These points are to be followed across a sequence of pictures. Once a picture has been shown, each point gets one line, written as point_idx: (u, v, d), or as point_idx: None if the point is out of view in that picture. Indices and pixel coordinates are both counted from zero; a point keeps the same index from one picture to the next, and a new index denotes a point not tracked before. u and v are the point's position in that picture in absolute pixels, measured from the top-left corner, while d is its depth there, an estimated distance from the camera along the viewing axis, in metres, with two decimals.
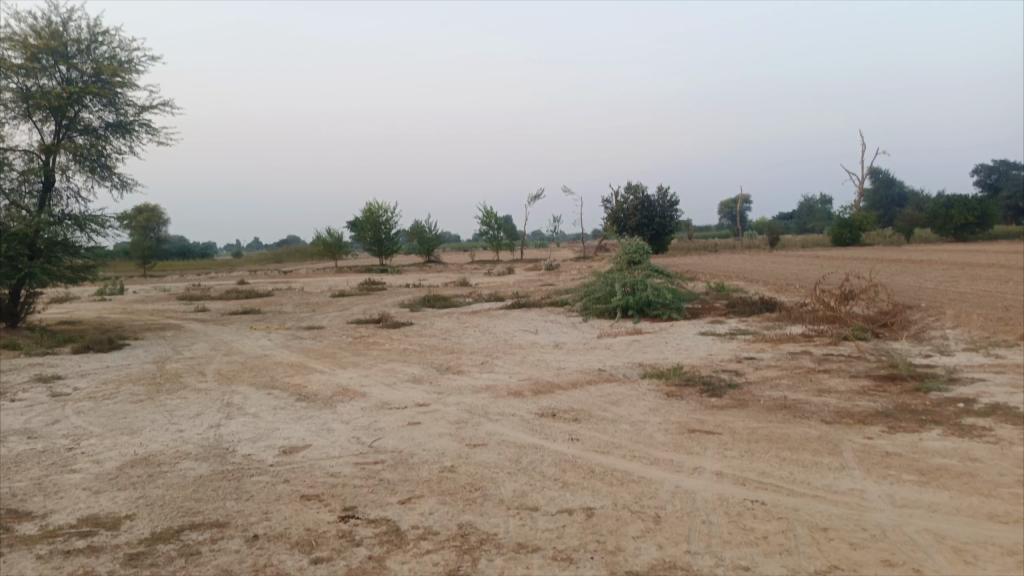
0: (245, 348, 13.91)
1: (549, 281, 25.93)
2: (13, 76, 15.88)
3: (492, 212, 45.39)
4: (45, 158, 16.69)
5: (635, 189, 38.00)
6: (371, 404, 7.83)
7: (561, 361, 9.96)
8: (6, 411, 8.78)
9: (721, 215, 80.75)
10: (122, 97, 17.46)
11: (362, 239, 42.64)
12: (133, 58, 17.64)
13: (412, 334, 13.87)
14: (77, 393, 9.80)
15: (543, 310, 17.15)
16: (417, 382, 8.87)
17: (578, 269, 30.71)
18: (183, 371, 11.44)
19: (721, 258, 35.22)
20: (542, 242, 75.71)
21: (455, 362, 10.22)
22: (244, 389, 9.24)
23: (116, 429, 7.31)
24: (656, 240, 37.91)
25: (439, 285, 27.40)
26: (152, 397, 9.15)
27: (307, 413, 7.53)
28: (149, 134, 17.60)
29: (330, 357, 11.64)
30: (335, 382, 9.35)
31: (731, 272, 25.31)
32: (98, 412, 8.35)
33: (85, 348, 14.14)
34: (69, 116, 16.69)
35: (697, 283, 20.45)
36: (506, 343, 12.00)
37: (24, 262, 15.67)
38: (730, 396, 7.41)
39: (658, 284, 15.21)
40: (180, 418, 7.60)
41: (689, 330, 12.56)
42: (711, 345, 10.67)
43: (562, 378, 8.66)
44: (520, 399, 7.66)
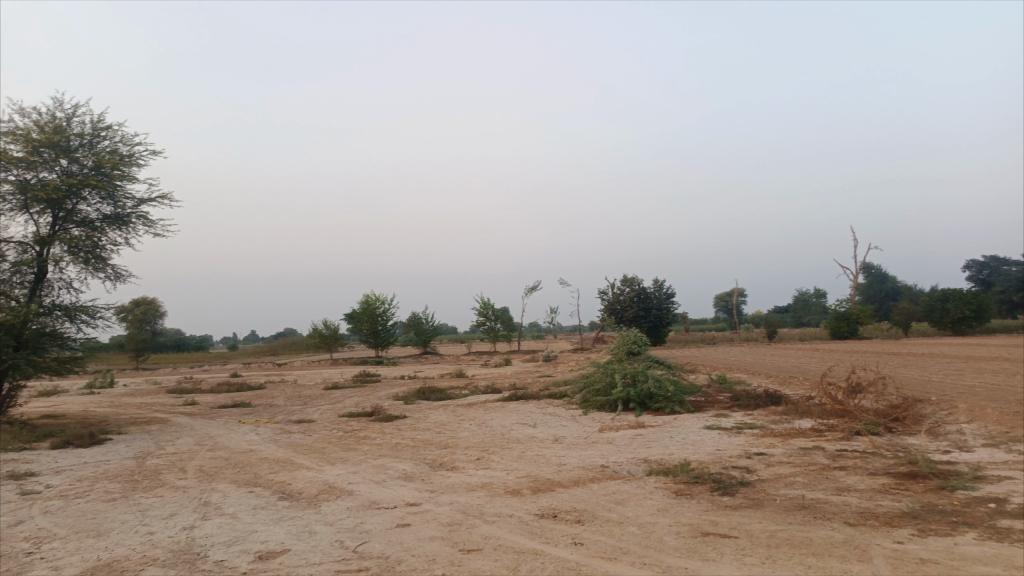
0: (232, 442, 13.32)
1: (548, 373, 25.46)
2: (13, 168, 15.98)
3: (488, 304, 45.33)
4: (40, 249, 16.61)
5: (631, 282, 38.21)
6: (358, 503, 7.32)
7: (561, 456, 9.47)
8: None
9: (718, 309, 80.93)
10: (121, 189, 17.57)
11: (358, 331, 42.37)
12: (134, 151, 17.85)
13: (406, 428, 13.34)
14: (48, 492, 9.23)
15: (541, 403, 16.64)
16: (408, 480, 8.35)
17: (577, 360, 30.28)
18: (163, 467, 10.86)
19: (721, 350, 34.87)
20: (540, 334, 75.60)
21: (449, 458, 9.70)
22: (224, 487, 8.70)
23: (82, 531, 6.77)
24: (655, 333, 37.63)
25: (436, 377, 26.90)
26: (126, 496, 8.59)
27: (289, 514, 7.01)
28: (147, 225, 17.60)
29: (319, 452, 11.10)
30: (321, 479, 8.82)
31: (733, 365, 24.90)
32: (66, 512, 7.80)
33: (64, 443, 13.55)
34: (67, 207, 16.74)
35: (699, 376, 20.00)
36: (503, 437, 11.49)
37: (9, 354, 15.28)
38: (742, 495, 6.92)
39: (660, 376, 14.83)
40: (152, 519, 7.06)
41: (694, 424, 12.09)
42: (718, 440, 10.18)
43: (562, 475, 8.16)
44: (518, 497, 7.16)
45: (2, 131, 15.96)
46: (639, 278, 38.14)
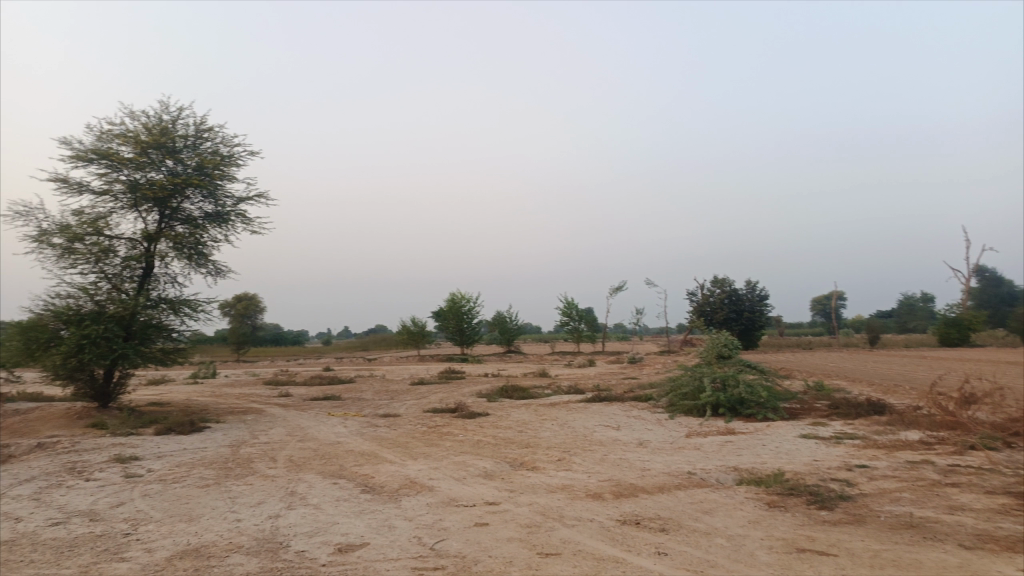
0: (320, 434, 13.65)
1: (633, 375, 24.96)
2: (124, 169, 16.98)
3: (573, 303, 45.05)
4: (147, 245, 17.59)
5: (721, 283, 37.09)
6: (438, 500, 7.28)
7: (646, 461, 9.17)
8: (77, 491, 8.69)
9: (814, 312, 77.57)
10: (221, 188, 18.38)
11: (444, 329, 42.97)
12: (233, 152, 18.64)
13: (488, 426, 13.30)
14: (148, 475, 9.68)
15: (626, 405, 16.28)
16: (489, 479, 8.26)
17: (664, 363, 29.58)
18: (255, 456, 11.22)
19: (817, 355, 33.31)
20: (626, 335, 74.63)
21: (531, 458, 9.56)
22: (310, 478, 8.86)
23: (176, 515, 7.01)
24: (746, 336, 36.36)
25: (520, 376, 26.88)
26: (218, 482, 8.88)
27: (370, 507, 7.03)
28: (244, 223, 18.34)
29: (402, 447, 11.19)
30: (403, 473, 8.86)
31: (831, 371, 23.68)
32: (163, 496, 8.12)
33: (166, 430, 14.25)
34: (172, 206, 17.66)
35: (793, 382, 19.10)
36: (586, 439, 11.26)
37: (118, 344, 16.25)
38: (842, 510, 6.45)
39: (751, 381, 14.22)
40: (241, 506, 7.25)
41: (788, 432, 11.49)
42: (815, 450, 9.59)
43: (646, 481, 7.87)
44: (599, 502, 6.93)
45: (114, 134, 16.98)
46: (730, 279, 36.99)
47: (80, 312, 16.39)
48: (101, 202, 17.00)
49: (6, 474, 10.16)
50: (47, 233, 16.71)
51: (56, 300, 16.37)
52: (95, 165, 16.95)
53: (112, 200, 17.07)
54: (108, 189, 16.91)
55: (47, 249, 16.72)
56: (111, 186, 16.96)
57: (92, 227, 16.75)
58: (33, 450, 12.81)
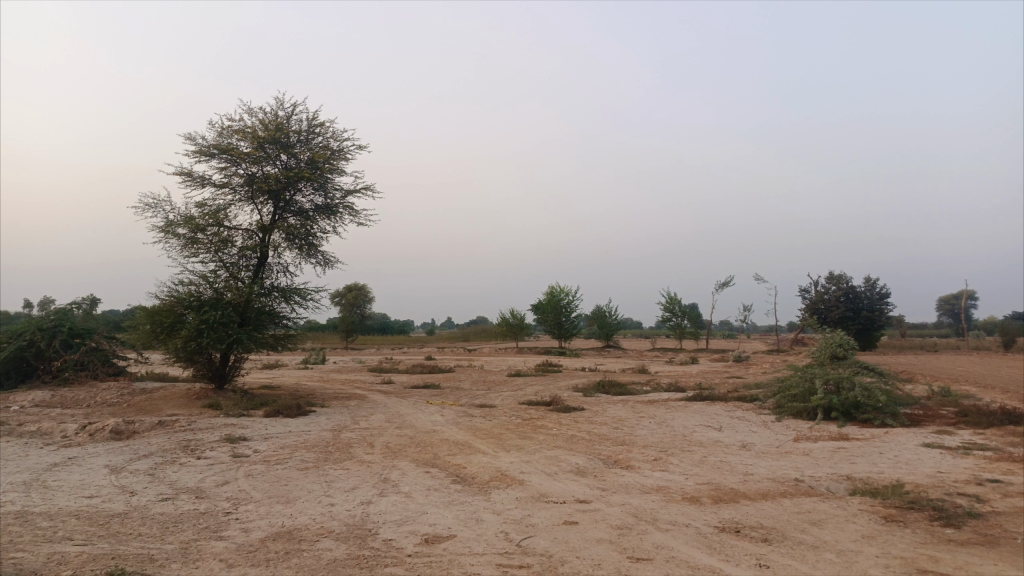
0: (418, 422, 13.84)
1: (739, 373, 23.99)
2: (242, 163, 17.83)
3: (676, 298, 43.95)
4: (262, 235, 18.41)
5: (837, 280, 35.15)
6: (527, 494, 7.13)
7: (749, 465, 8.68)
8: (189, 468, 9.14)
9: (940, 313, 72.28)
10: (331, 181, 18.97)
11: (543, 322, 42.97)
12: (343, 146, 19.19)
13: (584, 421, 13.07)
14: (254, 456, 10.08)
15: (729, 405, 15.60)
16: (581, 475, 8.04)
17: (772, 362, 28.30)
18: (354, 441, 11.49)
19: (944, 359, 30.93)
20: (732, 333, 72.26)
21: (626, 455, 9.26)
22: (404, 465, 8.93)
23: (274, 496, 7.22)
24: (863, 337, 34.27)
25: (619, 371, 26.42)
26: (317, 466, 9.11)
27: (459, 498, 6.97)
28: (352, 215, 18.87)
29: (495, 439, 11.14)
30: (495, 465, 8.78)
31: (960, 376, 21.86)
32: (265, 477, 8.41)
33: (275, 412, 14.88)
34: (285, 198, 18.39)
35: (916, 386, 17.73)
36: (685, 438, 10.82)
37: (233, 329, 17.10)
38: (972, 529, 5.80)
39: (868, 384, 13.28)
40: (336, 490, 7.38)
41: (909, 440, 10.62)
42: (940, 461, 8.78)
43: (748, 486, 7.41)
44: (697, 506, 6.58)
45: (233, 130, 17.84)
46: (847, 275, 35.01)
47: (200, 298, 17.36)
48: (221, 195, 17.92)
49: (130, 448, 10.88)
50: (173, 224, 17.79)
51: (179, 286, 17.41)
52: (215, 159, 17.88)
53: (230, 192, 17.96)
54: (227, 182, 17.81)
55: (172, 239, 17.81)
56: (229, 180, 17.86)
57: (212, 218, 17.69)
58: (155, 427, 13.69)
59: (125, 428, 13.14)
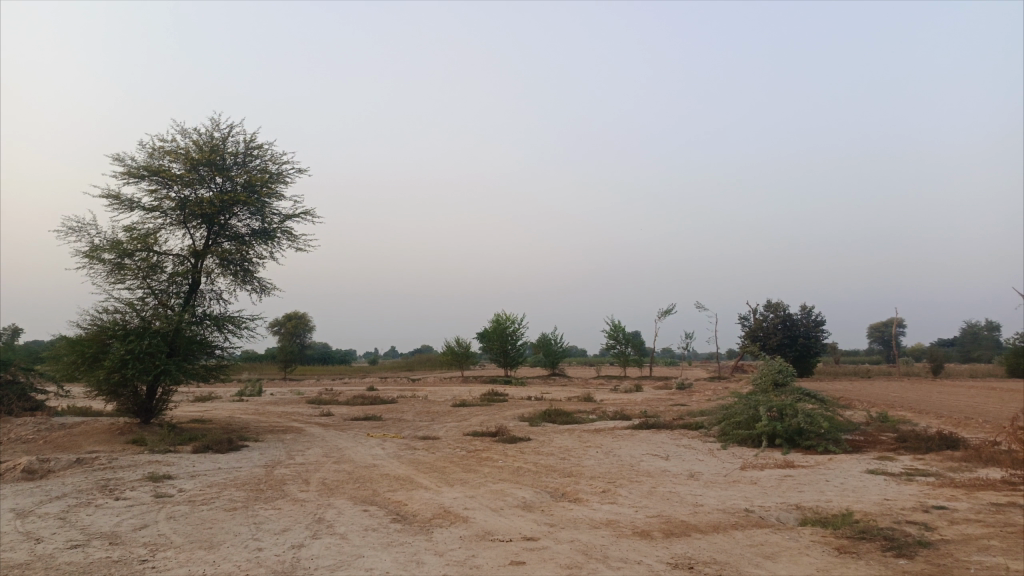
0: (357, 456, 13.28)
1: (683, 401, 24.06)
2: (174, 185, 17.12)
3: (620, 326, 44.22)
4: (194, 261, 17.66)
5: (775, 308, 35.95)
6: (471, 532, 6.76)
7: (698, 495, 8.50)
8: (105, 511, 8.45)
9: (872, 340, 74.77)
10: (269, 206, 18.39)
11: (489, 350, 42.61)
12: (281, 170, 18.67)
13: (530, 452, 12.74)
14: (178, 496, 9.40)
15: (675, 433, 15.50)
16: (527, 510, 7.71)
17: (715, 389, 28.55)
18: (289, 478, 10.88)
19: (877, 385, 31.75)
20: (674, 361, 73.14)
21: (573, 488, 8.98)
22: (341, 503, 8.44)
23: (197, 541, 6.66)
24: (801, 364, 34.96)
25: (565, 400, 26.22)
26: (247, 505, 8.53)
27: (399, 539, 6.55)
28: (290, 240, 18.30)
29: (438, 472, 10.71)
30: (437, 501, 8.37)
31: (895, 401, 22.39)
32: (188, 519, 7.80)
33: (205, 448, 14.09)
34: (220, 222, 17.73)
35: (854, 412, 18.00)
36: (633, 469, 10.62)
37: (161, 359, 16.23)
38: (924, 560, 5.71)
39: (811, 410, 13.38)
40: (265, 532, 6.86)
41: (853, 467, 10.65)
42: (885, 488, 8.78)
43: (698, 518, 7.21)
44: (648, 541, 6.33)
45: (165, 151, 17.15)
46: (784, 303, 35.83)
47: (126, 327, 16.45)
48: (151, 218, 17.15)
49: (40, 490, 10.04)
50: (98, 248, 16.90)
51: (103, 315, 16.48)
52: (145, 181, 17.13)
53: (160, 216, 17.20)
54: (157, 205, 17.06)
55: (97, 264, 16.90)
56: (160, 203, 17.11)
57: (141, 243, 16.89)
58: (72, 466, 12.77)
59: (38, 467, 12.20)
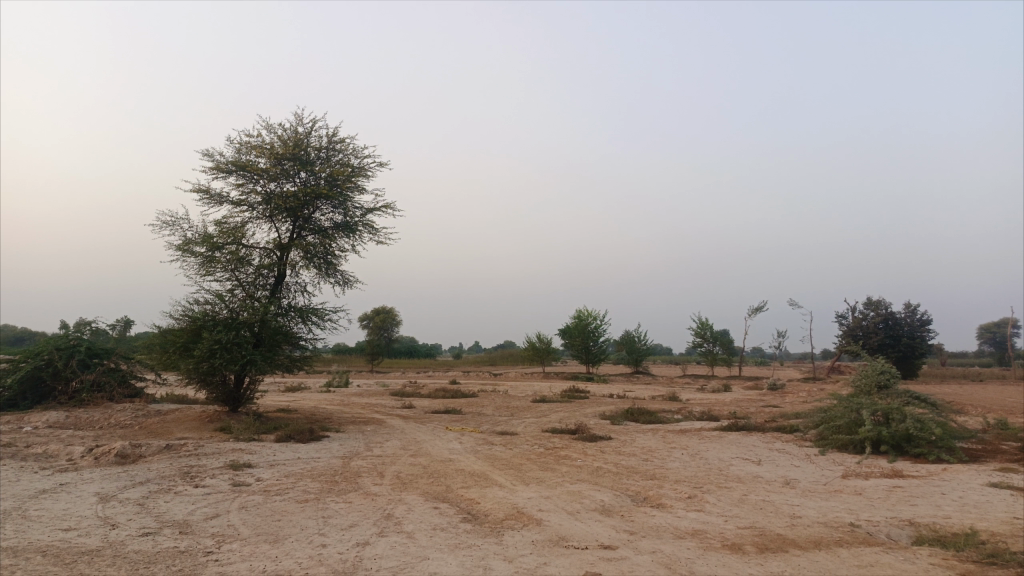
0: (434, 450, 13.08)
1: (774, 402, 22.85)
2: (260, 179, 17.45)
3: (707, 323, 42.72)
4: (280, 254, 17.96)
5: (876, 305, 33.82)
6: (544, 537, 6.31)
7: (795, 505, 7.77)
8: (182, 499, 8.48)
9: (982, 341, 69.76)
10: (350, 199, 18.50)
11: (570, 347, 42.05)
12: (363, 164, 18.72)
13: (611, 451, 12.18)
14: (255, 485, 9.39)
15: (767, 436, 14.57)
16: (606, 515, 7.19)
17: (810, 390, 27.03)
18: (363, 470, 10.74)
19: (991, 389, 29.35)
20: (764, 360, 70.42)
21: (656, 492, 8.39)
22: (411, 499, 8.16)
23: (263, 534, 6.49)
24: (905, 366, 32.73)
25: (648, 398, 25.41)
26: (319, 498, 8.38)
27: (468, 540, 6.17)
28: (371, 234, 18.34)
29: (514, 469, 10.33)
30: (510, 501, 7.96)
31: (1015, 407, 20.49)
32: (259, 510, 7.70)
33: (286, 437, 14.24)
34: (304, 216, 17.94)
35: (969, 418, 16.49)
36: (721, 473, 9.91)
37: (247, 349, 16.53)
38: None
39: (920, 415, 12.26)
40: (331, 528, 6.62)
41: (973, 478, 9.58)
42: (1013, 504, 7.76)
43: (796, 532, 6.50)
44: (739, 556, 5.72)
45: (251, 146, 17.48)
46: (885, 301, 33.66)
47: (216, 317, 16.87)
48: (238, 212, 17.55)
49: (127, 474, 10.28)
50: (190, 242, 17.41)
51: (194, 306, 16.97)
52: (233, 176, 17.53)
53: (248, 210, 17.57)
54: (244, 199, 17.43)
55: (189, 257, 17.42)
56: (247, 197, 17.48)
57: (230, 236, 17.29)
58: (162, 451, 13.13)
59: (131, 452, 12.60)
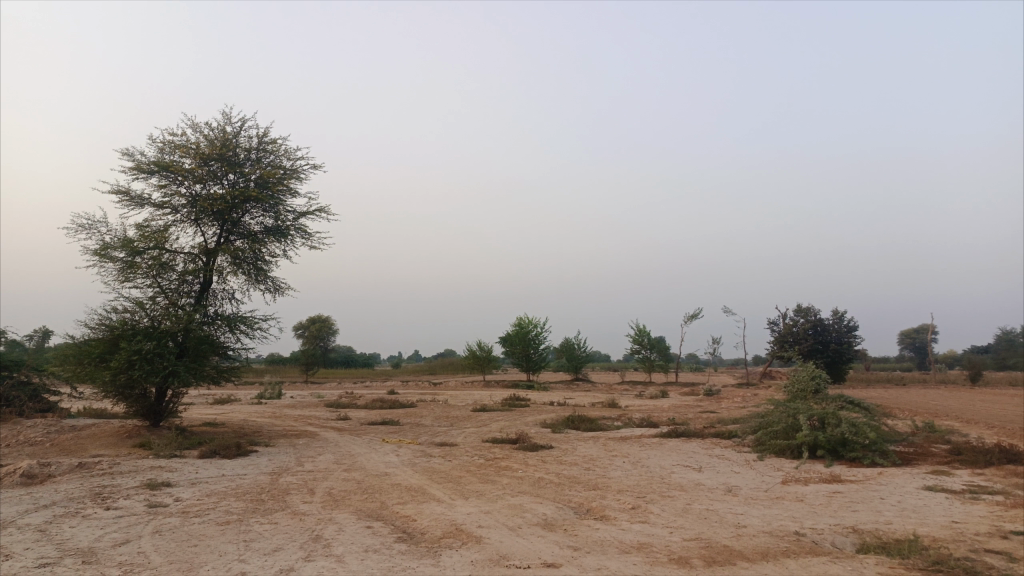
0: (369, 464, 12.55)
1: (711, 408, 23.04)
2: (185, 181, 16.60)
3: (644, 330, 43.13)
4: (206, 259, 17.13)
5: (806, 312, 34.69)
6: (484, 556, 5.95)
7: (739, 514, 7.63)
8: (89, 524, 7.77)
9: (903, 347, 72.75)
10: (282, 202, 17.80)
11: (511, 355, 41.79)
12: (295, 166, 18.05)
13: (552, 461, 11.90)
14: (173, 506, 8.72)
15: (706, 442, 14.56)
16: (548, 530, 6.88)
17: (745, 395, 27.44)
18: (293, 487, 10.15)
19: (915, 392, 30.40)
20: (699, 366, 71.68)
21: (599, 504, 8.14)
22: (343, 518, 7.68)
23: (177, 561, 5.94)
24: (834, 371, 33.63)
25: (588, 406, 25.33)
26: (243, 519, 7.81)
27: (402, 563, 5.76)
28: (304, 238, 17.69)
29: (453, 483, 9.93)
30: (449, 517, 7.57)
31: (939, 410, 21.18)
32: (175, 534, 7.09)
33: (211, 453, 13.47)
34: (232, 219, 17.15)
35: (898, 422, 16.88)
36: (664, 482, 9.75)
37: (169, 360, 15.65)
38: None
39: (854, 419, 12.42)
40: (253, 553, 6.11)
41: (908, 482, 9.68)
42: (950, 508, 7.81)
43: (742, 543, 6.33)
44: (686, 571, 5.49)
45: (176, 145, 16.61)
46: (815, 308, 34.57)
47: (135, 326, 15.92)
48: (161, 215, 16.64)
49: (30, 497, 9.44)
50: (109, 246, 16.39)
51: (112, 315, 15.97)
52: (155, 177, 16.61)
53: (171, 213, 16.68)
54: (167, 201, 16.54)
55: (107, 263, 16.39)
56: (170, 199, 16.59)
57: (152, 240, 16.36)
58: (73, 470, 12.21)
59: (38, 471, 11.65)
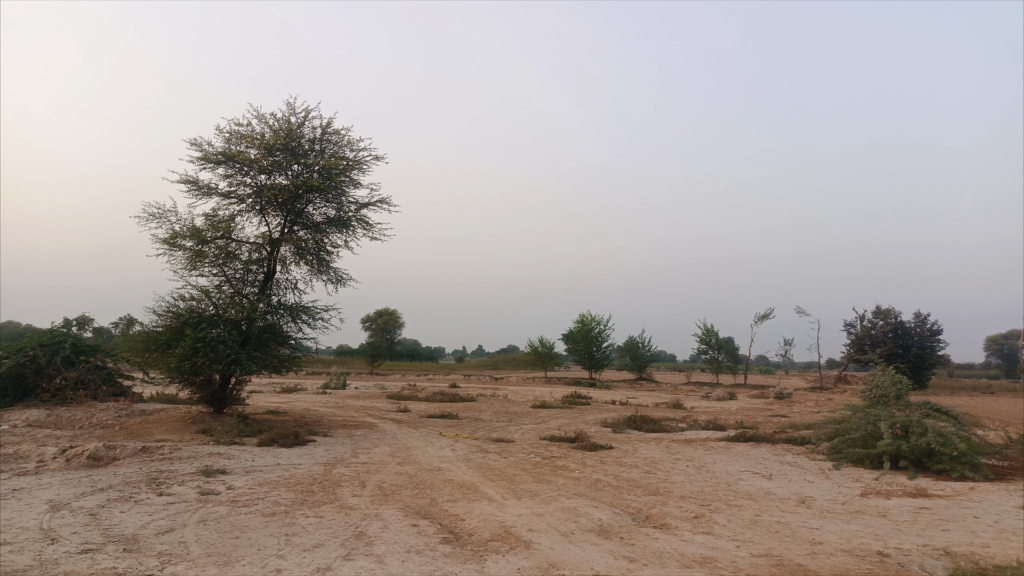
0: (424, 458, 12.33)
1: (782, 412, 22.00)
2: (250, 171, 16.75)
3: (712, 329, 41.87)
4: (270, 249, 17.29)
5: (886, 314, 32.92)
6: (532, 564, 5.55)
7: (814, 528, 6.99)
8: (138, 509, 7.72)
9: (990, 353, 68.73)
10: (344, 193, 17.82)
11: (573, 352, 41.24)
12: (358, 156, 18.03)
13: (611, 462, 11.39)
14: (224, 494, 8.65)
15: (777, 448, 13.78)
16: (603, 537, 6.43)
17: (819, 400, 26.15)
18: (345, 479, 9.97)
19: (1006, 402, 28.39)
20: (769, 368, 69.46)
21: (660, 510, 7.62)
22: (389, 514, 7.40)
23: (215, 554, 5.74)
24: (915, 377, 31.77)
25: (652, 405, 24.60)
26: (289, 511, 7.62)
27: (444, 567, 5.41)
28: (365, 229, 17.66)
29: (507, 481, 9.57)
30: (498, 518, 7.20)
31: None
32: (219, 524, 6.95)
33: (269, 441, 13.50)
34: (295, 210, 17.24)
35: (989, 433, 15.62)
36: (731, 489, 9.15)
37: (232, 348, 15.82)
38: None
39: (942, 428, 11.48)
40: (293, 548, 5.88)
41: (1005, 499, 8.79)
42: None
43: (818, 562, 5.73)
44: None
45: (241, 135, 16.78)
46: (895, 309, 32.77)
47: (201, 315, 16.16)
48: (227, 205, 16.86)
49: (89, 480, 9.55)
50: (177, 235, 16.70)
51: (179, 302, 16.26)
52: (221, 167, 16.84)
53: (237, 203, 16.89)
54: (233, 191, 16.74)
55: (176, 251, 16.71)
56: (236, 189, 16.78)
57: (219, 229, 16.59)
58: (136, 454, 12.41)
59: (103, 454, 11.88)
